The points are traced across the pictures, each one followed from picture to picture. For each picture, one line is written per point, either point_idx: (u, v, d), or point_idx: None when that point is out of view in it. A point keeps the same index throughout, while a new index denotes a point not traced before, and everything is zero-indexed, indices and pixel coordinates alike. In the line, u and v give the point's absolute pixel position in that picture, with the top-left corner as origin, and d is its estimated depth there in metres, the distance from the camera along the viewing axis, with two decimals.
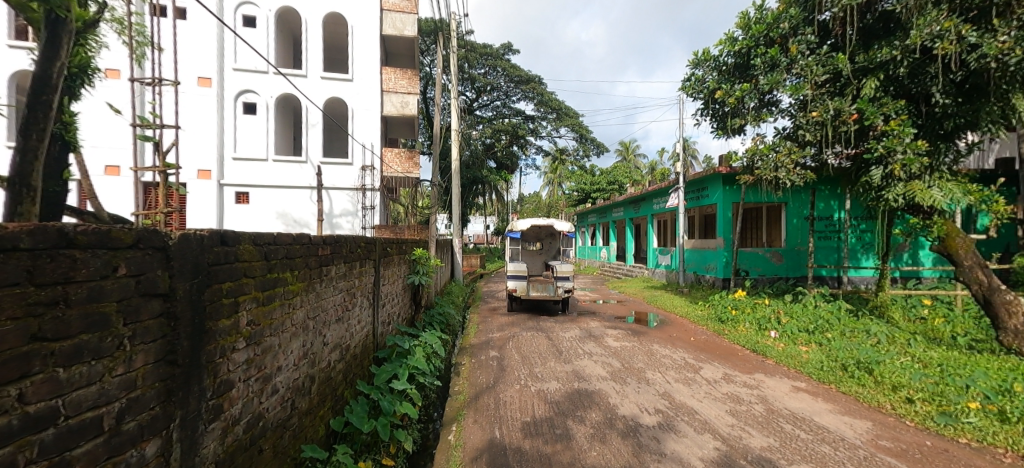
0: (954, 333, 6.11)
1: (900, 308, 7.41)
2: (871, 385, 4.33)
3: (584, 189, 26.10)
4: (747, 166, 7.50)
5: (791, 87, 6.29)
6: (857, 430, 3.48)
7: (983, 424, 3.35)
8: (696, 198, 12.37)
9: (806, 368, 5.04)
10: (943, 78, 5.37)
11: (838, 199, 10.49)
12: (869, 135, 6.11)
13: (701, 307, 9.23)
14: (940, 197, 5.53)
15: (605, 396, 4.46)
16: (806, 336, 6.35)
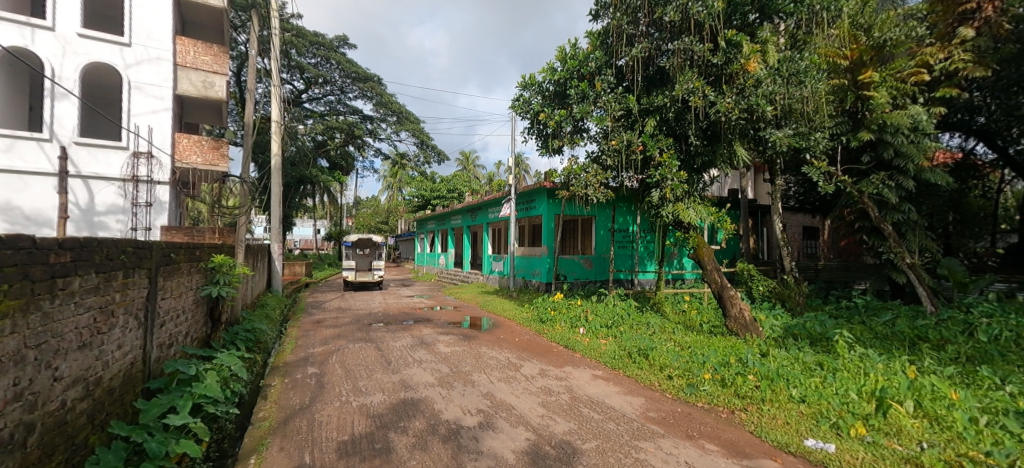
0: (702, 321, 7.93)
1: (670, 303, 9.30)
2: (646, 367, 5.31)
3: (424, 195, 26.18)
4: (564, 183, 8.47)
5: (597, 117, 7.34)
6: (634, 406, 4.22)
7: (712, 390, 4.38)
8: (525, 209, 13.44)
9: (603, 358, 5.90)
10: (695, 124, 6.97)
11: (632, 215, 12.66)
12: (650, 164, 7.53)
13: (526, 309, 10.04)
14: (693, 216, 7.13)
15: (430, 403, 4.45)
16: (605, 330, 7.43)
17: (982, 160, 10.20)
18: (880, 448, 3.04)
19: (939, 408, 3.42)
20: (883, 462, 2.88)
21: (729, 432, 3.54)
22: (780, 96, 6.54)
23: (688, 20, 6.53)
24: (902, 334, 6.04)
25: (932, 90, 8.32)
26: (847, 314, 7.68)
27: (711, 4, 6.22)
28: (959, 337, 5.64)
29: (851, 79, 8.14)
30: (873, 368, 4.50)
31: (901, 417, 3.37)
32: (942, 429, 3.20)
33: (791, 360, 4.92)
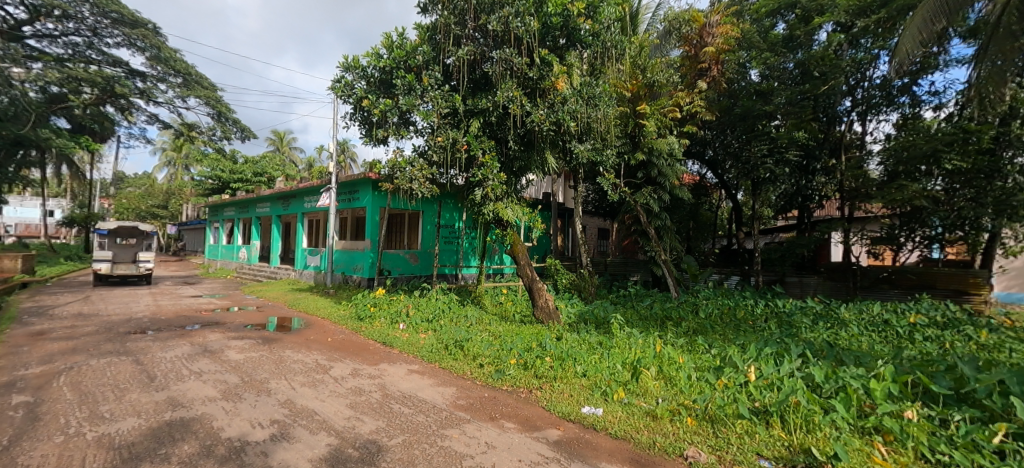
0: (515, 312, 8.62)
1: (489, 296, 9.87)
2: (460, 358, 5.53)
3: (219, 177, 22.24)
4: (388, 175, 8.14)
5: (424, 112, 7.21)
6: (445, 396, 4.33)
7: (516, 373, 4.81)
8: (347, 201, 12.54)
9: (420, 352, 5.90)
10: (513, 130, 7.50)
11: (457, 211, 12.98)
12: (474, 164, 7.81)
13: (343, 306, 9.36)
14: (511, 215, 7.68)
15: (207, 420, 3.76)
16: (425, 325, 7.42)
17: (709, 182, 13.81)
18: (632, 407, 3.77)
19: (671, 371, 4.43)
20: (632, 418, 3.59)
21: (525, 410, 3.94)
22: (580, 115, 7.57)
23: (508, 32, 7.03)
24: (656, 315, 7.67)
25: (682, 126, 10.74)
26: (623, 301, 9.37)
27: (528, 23, 6.80)
28: (689, 315, 7.45)
29: (632, 108, 9.88)
30: (635, 343, 5.58)
31: (648, 380, 4.26)
32: (672, 386, 4.14)
33: (579, 342, 5.76)
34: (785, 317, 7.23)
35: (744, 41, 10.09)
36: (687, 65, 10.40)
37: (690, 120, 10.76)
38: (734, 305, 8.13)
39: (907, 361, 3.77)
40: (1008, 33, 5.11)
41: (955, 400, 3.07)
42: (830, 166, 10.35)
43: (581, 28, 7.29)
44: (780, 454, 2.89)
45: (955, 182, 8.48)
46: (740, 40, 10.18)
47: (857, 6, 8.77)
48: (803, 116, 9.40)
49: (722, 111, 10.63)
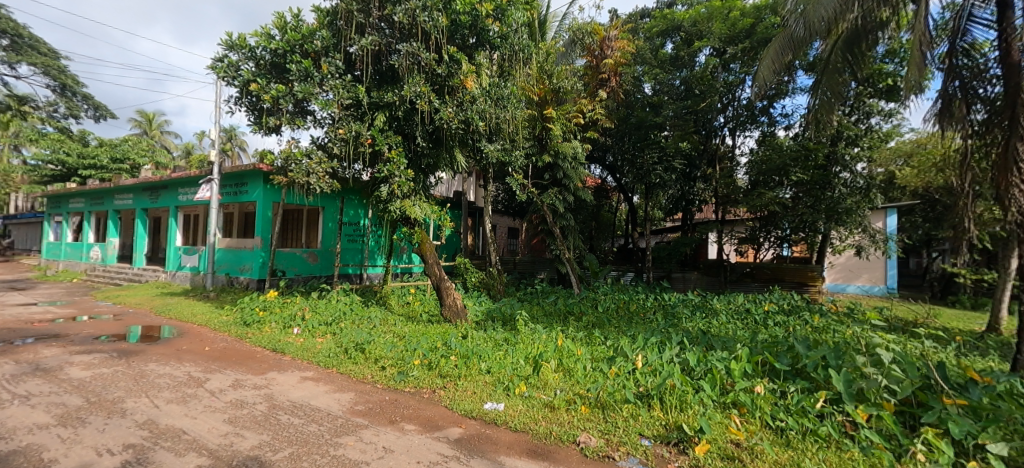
0: (423, 312, 8.43)
1: (395, 296, 9.55)
2: (361, 361, 5.29)
3: (64, 161, 18.64)
4: (281, 168, 7.45)
5: (323, 102, 6.72)
6: (341, 403, 4.11)
7: (419, 374, 4.71)
8: (233, 194, 11.27)
9: (315, 358, 5.52)
10: (421, 126, 7.34)
11: (362, 208, 12.34)
12: (379, 159, 7.48)
13: (226, 311, 8.38)
14: (419, 213, 7.45)
15: (38, 451, 3.15)
16: (323, 328, 6.95)
17: (609, 185, 14.79)
18: (531, 400, 3.92)
19: (569, 363, 4.67)
20: (531, 411, 3.73)
21: (427, 410, 3.90)
22: (489, 115, 7.64)
23: (415, 26, 6.87)
24: (560, 310, 8.06)
25: (585, 131, 11.34)
26: (530, 298, 9.66)
27: (436, 18, 6.73)
28: (589, 310, 7.93)
29: (539, 111, 10.22)
30: (538, 338, 5.78)
31: (548, 373, 4.45)
32: (569, 377, 4.37)
33: (484, 339, 5.82)
34: (670, 309, 8.03)
35: (638, 56, 11.00)
36: (590, 74, 10.99)
37: (593, 126, 11.40)
38: (628, 300, 8.82)
39: (761, 343, 4.40)
40: (835, 69, 6.25)
41: (791, 374, 3.66)
42: (708, 175, 11.82)
43: (490, 29, 7.33)
44: (659, 433, 3.21)
45: (800, 192, 10.13)
46: (635, 55, 11.08)
47: (729, 34, 10.03)
48: (687, 128, 10.52)
49: (620, 120, 11.47)
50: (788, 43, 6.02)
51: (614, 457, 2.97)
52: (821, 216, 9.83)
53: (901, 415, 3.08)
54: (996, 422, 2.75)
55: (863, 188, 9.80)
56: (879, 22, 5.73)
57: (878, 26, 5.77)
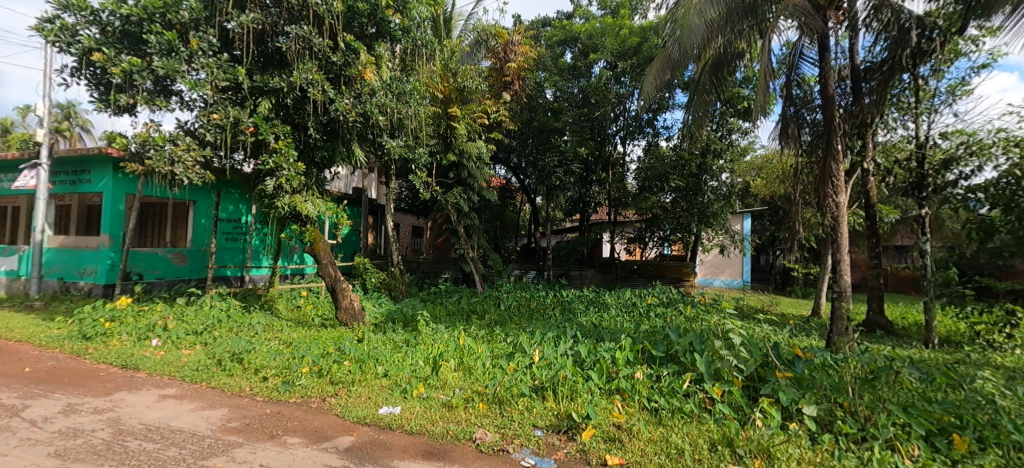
0: (315, 316, 7.82)
1: (283, 300, 8.74)
2: (238, 373, 4.76)
3: None
4: (136, 153, 6.31)
5: (192, 81, 5.88)
6: (210, 421, 3.66)
7: (307, 383, 4.37)
8: (71, 183, 9.41)
9: (180, 372, 4.83)
10: (314, 117, 6.81)
11: (245, 203, 11.10)
12: (264, 150, 6.76)
13: (58, 324, 6.95)
14: (312, 209, 6.81)
15: None
16: (191, 338, 6.09)
17: (513, 185, 15.11)
18: (429, 401, 3.86)
19: (469, 361, 4.69)
20: (428, 412, 3.68)
21: (314, 420, 3.64)
22: (389, 109, 7.35)
23: (306, 8, 6.37)
24: (463, 310, 8.04)
25: (489, 132, 11.46)
26: (432, 298, 9.49)
27: (330, 2, 6.32)
28: (492, 308, 8.03)
29: (443, 108, 10.10)
30: (439, 338, 5.67)
31: (447, 372, 4.41)
32: (468, 375, 4.38)
33: (381, 342, 5.59)
34: (567, 304, 8.46)
35: (540, 63, 11.44)
36: (494, 76, 11.12)
37: (497, 128, 11.56)
38: (529, 297, 9.10)
39: (642, 333, 4.84)
40: (705, 90, 7.11)
41: (665, 360, 4.08)
42: (602, 179, 12.52)
43: (390, 21, 7.05)
44: (550, 423, 3.37)
45: (678, 197, 11.33)
46: (536, 61, 11.50)
47: (619, 50, 10.89)
48: (584, 134, 11.27)
49: (522, 123, 11.80)
50: (666, 63, 6.68)
51: (508, 450, 3.06)
52: (694, 218, 11.15)
53: (747, 388, 3.61)
54: (812, 389, 3.37)
55: (727, 195, 11.19)
56: (736, 52, 6.74)
57: (736, 55, 6.80)
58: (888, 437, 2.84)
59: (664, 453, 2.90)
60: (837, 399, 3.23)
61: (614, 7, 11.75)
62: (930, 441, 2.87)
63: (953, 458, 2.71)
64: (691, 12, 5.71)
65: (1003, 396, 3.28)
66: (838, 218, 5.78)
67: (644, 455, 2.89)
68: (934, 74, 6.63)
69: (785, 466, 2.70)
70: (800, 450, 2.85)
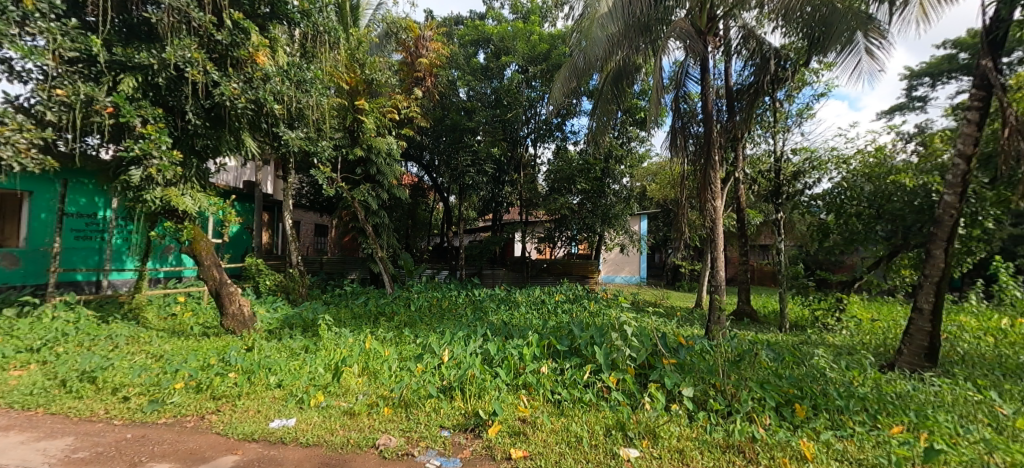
0: (194, 324, 6.93)
1: (153, 307, 7.61)
2: (90, 395, 4.05)
3: None
4: None
5: (26, 48, 4.84)
6: (49, 454, 3.07)
7: (182, 400, 3.85)
8: None
9: (7, 399, 3.98)
10: (193, 101, 6.02)
11: (102, 195, 9.41)
12: (128, 134, 5.82)
13: None
14: (191, 204, 6.09)
15: None
16: (24, 356, 5.03)
17: (425, 184, 14.78)
18: (329, 410, 3.63)
19: (374, 364, 4.49)
20: (327, 421, 3.47)
21: (190, 442, 3.24)
22: (287, 98, 6.77)
23: None
24: (370, 312, 7.68)
25: (400, 127, 11.10)
26: (336, 300, 8.93)
27: None
28: (400, 309, 7.77)
29: (349, 100, 9.56)
30: (342, 342, 5.33)
31: (350, 378, 4.19)
32: (373, 380, 4.20)
33: (275, 350, 5.11)
34: (479, 303, 8.50)
35: (452, 61, 11.34)
36: (405, 70, 10.89)
37: (408, 124, 11.24)
38: (440, 296, 8.98)
39: (549, 329, 5.01)
40: (607, 100, 7.58)
41: (569, 353, 4.28)
42: (514, 180, 12.73)
43: (288, 2, 6.50)
44: (457, 422, 3.37)
45: (584, 199, 11.96)
46: (448, 59, 11.38)
47: (530, 55, 11.22)
48: (497, 135, 11.37)
49: (435, 120, 11.60)
50: (572, 71, 6.99)
51: (414, 452, 3.00)
52: (598, 219, 11.84)
53: (639, 376, 3.93)
54: (692, 373, 3.78)
55: (627, 198, 12.05)
56: (634, 66, 7.29)
57: (634, 70, 7.33)
58: (748, 411, 3.29)
59: (565, 442, 3.05)
60: (711, 381, 3.66)
61: (525, 12, 12.07)
62: (780, 411, 3.38)
63: (796, 424, 3.23)
64: (595, 26, 5.98)
65: (834, 369, 3.97)
66: (715, 220, 6.55)
67: (546, 446, 3.02)
68: (787, 100, 7.81)
69: (668, 443, 2.99)
70: (680, 428, 3.18)
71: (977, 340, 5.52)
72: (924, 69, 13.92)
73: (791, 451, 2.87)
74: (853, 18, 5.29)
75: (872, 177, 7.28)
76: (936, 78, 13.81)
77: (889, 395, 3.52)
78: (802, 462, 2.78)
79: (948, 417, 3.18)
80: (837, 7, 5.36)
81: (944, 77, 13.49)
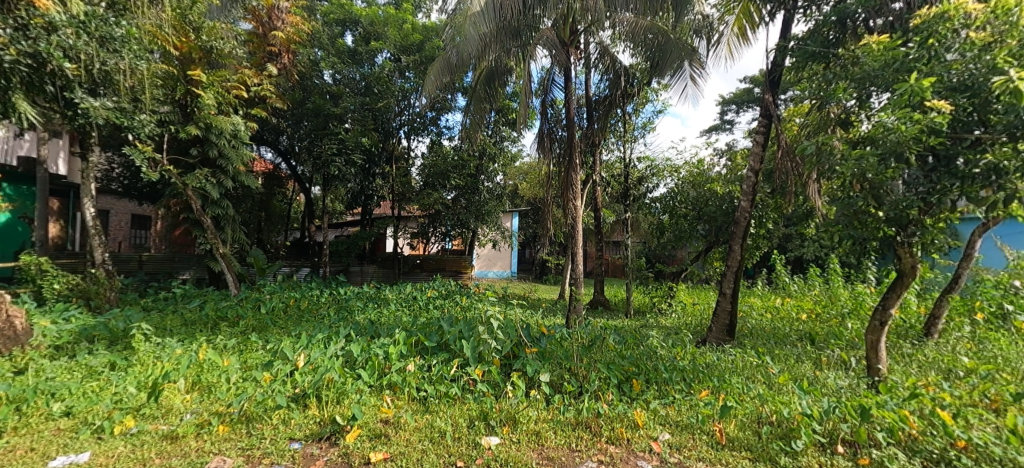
0: None
1: None
2: None
3: None
4: None
5: None
6: None
7: None
8: None
9: None
10: None
11: None
12: None
13: None
14: None
15: None
16: None
17: (283, 173, 13.29)
18: (142, 436, 3.04)
19: (208, 377, 3.89)
20: (142, 450, 2.91)
21: None
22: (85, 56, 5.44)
23: None
24: (207, 317, 6.62)
25: (249, 107, 9.77)
26: (160, 306, 7.49)
27: None
28: (247, 312, 6.85)
29: (179, 69, 8.14)
30: (166, 354, 4.48)
31: (174, 396, 3.56)
32: (206, 395, 3.64)
33: (64, 371, 4.07)
34: (344, 302, 7.95)
35: (315, 39, 10.35)
36: (255, 42, 9.67)
37: (259, 104, 9.95)
38: (299, 296, 8.18)
39: (418, 326, 4.91)
40: (480, 99, 7.70)
41: (437, 349, 4.26)
42: (386, 172, 12.16)
43: None
44: (311, 432, 3.12)
45: (458, 195, 12.01)
46: (310, 36, 10.37)
47: (402, 44, 10.84)
48: (367, 125, 10.72)
49: (294, 103, 10.48)
50: (445, 66, 6.95)
51: None
52: (471, 216, 11.98)
53: (503, 366, 4.10)
54: (551, 360, 4.07)
55: (500, 195, 12.44)
56: (506, 68, 7.53)
57: (506, 71, 7.58)
58: (595, 389, 3.68)
59: (427, 438, 3.04)
60: (566, 365, 4.00)
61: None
62: (620, 387, 3.85)
63: (633, 397, 3.71)
64: (467, 23, 6.01)
65: (664, 347, 4.65)
66: (574, 218, 7.14)
67: (408, 444, 2.97)
68: (634, 113, 8.85)
69: (526, 427, 3.19)
70: (538, 412, 3.41)
71: (762, 317, 7.00)
72: (732, 98, 17.13)
73: (626, 421, 3.29)
74: (682, 49, 6.29)
75: (696, 184, 8.70)
76: (740, 106, 17.11)
77: (701, 365, 4.26)
78: (634, 429, 3.21)
79: (739, 379, 3.97)
80: (670, 38, 6.31)
81: (745, 106, 16.80)
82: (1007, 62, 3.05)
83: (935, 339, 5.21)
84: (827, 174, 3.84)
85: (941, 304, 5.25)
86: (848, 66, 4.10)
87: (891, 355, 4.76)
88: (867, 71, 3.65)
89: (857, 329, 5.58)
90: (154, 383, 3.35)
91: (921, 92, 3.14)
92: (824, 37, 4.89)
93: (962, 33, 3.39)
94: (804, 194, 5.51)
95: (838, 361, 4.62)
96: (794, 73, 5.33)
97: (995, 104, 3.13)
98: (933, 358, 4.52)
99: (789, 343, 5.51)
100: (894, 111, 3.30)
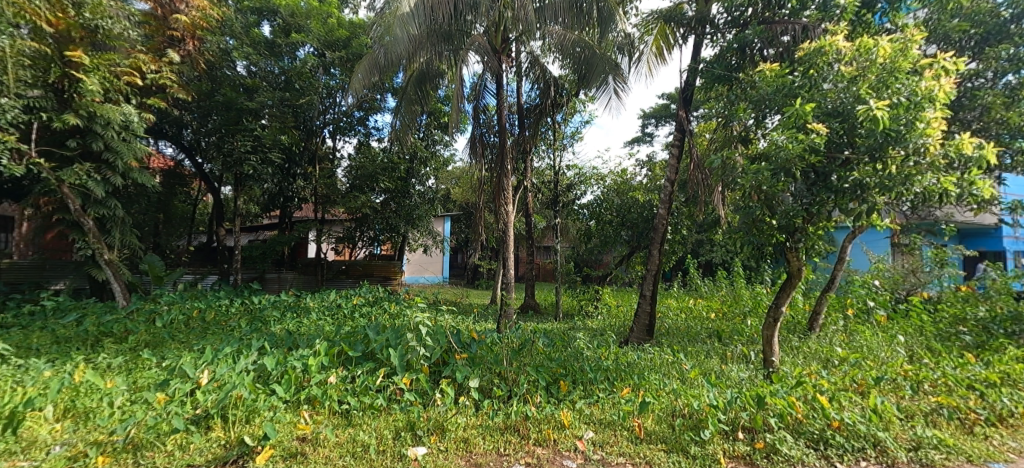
0: None
1: None
2: None
3: None
4: None
5: None
6: None
7: None
8: None
9: None
10: None
11: None
12: None
13: None
14: None
15: None
16: None
17: (187, 170, 12.04)
18: None
19: (86, 403, 3.40)
20: None
21: None
22: None
23: None
24: (86, 333, 5.76)
25: (145, 96, 8.72)
26: (23, 321, 6.39)
27: None
28: (139, 326, 6.06)
29: (54, 49, 7.09)
30: (30, 378, 3.80)
31: (39, 427, 3.05)
32: (83, 423, 3.16)
33: None
34: (259, 312, 7.37)
35: (225, 26, 9.49)
36: (152, 24, 8.79)
37: (158, 93, 8.90)
38: (204, 307, 7.40)
39: (342, 335, 4.66)
40: (411, 100, 7.51)
41: (362, 359, 4.06)
42: (308, 173, 11.45)
43: None
44: (214, 456, 2.82)
45: (388, 198, 11.61)
46: (221, 24, 9.50)
47: (326, 39, 10.33)
48: (286, 122, 10.00)
49: (199, 94, 9.62)
50: (373, 65, 6.68)
51: None
52: (402, 220, 11.68)
53: (433, 373, 4.02)
54: (482, 365, 4.07)
55: (431, 199, 12.26)
56: (437, 71, 7.37)
57: (437, 73, 7.41)
58: (524, 393, 3.73)
59: (349, 454, 2.89)
60: (496, 370, 4.02)
61: None
62: (549, 389, 3.94)
63: (560, 398, 3.81)
64: (396, 23, 5.85)
65: (590, 348, 4.82)
66: (506, 223, 7.17)
67: (327, 461, 2.81)
68: (563, 122, 9.15)
69: (454, 435, 3.14)
70: (466, 419, 3.38)
71: (677, 316, 7.53)
72: (652, 113, 18.36)
73: (554, 422, 3.37)
74: (607, 63, 6.60)
75: (620, 192, 9.23)
76: (658, 120, 18.42)
77: (623, 364, 4.46)
78: (561, 430, 3.29)
79: (656, 376, 4.24)
80: (596, 52, 6.60)
81: (663, 121, 18.02)
82: (869, 93, 3.56)
83: (816, 332, 5.94)
84: (731, 185, 4.22)
85: (821, 301, 5.98)
86: (748, 89, 4.59)
87: (782, 348, 5.34)
88: (762, 94, 4.14)
89: (756, 325, 6.21)
90: (13, 412, 2.84)
91: (804, 115, 3.60)
92: (728, 61, 5.43)
93: (835, 67, 3.91)
94: (713, 203, 6.03)
95: (740, 355, 5.11)
96: (703, 92, 5.84)
97: (860, 129, 3.63)
98: (815, 349, 5.15)
99: (700, 340, 5.97)
100: (784, 131, 3.72)
